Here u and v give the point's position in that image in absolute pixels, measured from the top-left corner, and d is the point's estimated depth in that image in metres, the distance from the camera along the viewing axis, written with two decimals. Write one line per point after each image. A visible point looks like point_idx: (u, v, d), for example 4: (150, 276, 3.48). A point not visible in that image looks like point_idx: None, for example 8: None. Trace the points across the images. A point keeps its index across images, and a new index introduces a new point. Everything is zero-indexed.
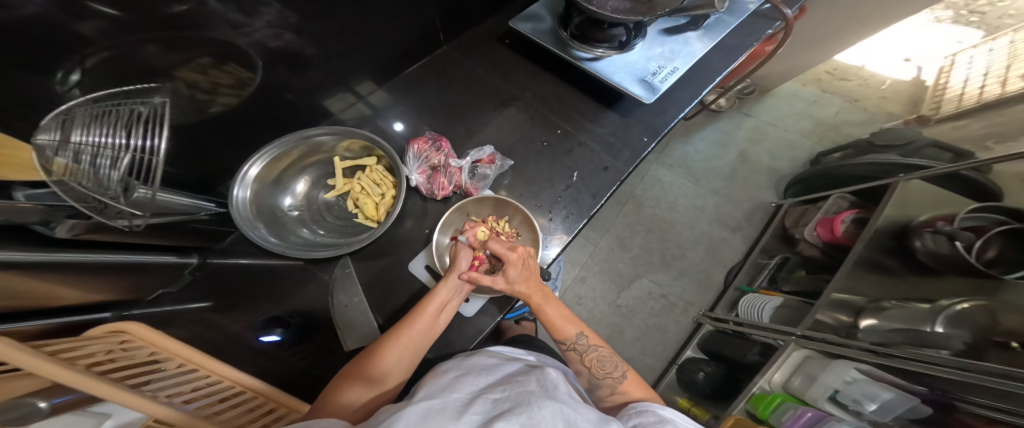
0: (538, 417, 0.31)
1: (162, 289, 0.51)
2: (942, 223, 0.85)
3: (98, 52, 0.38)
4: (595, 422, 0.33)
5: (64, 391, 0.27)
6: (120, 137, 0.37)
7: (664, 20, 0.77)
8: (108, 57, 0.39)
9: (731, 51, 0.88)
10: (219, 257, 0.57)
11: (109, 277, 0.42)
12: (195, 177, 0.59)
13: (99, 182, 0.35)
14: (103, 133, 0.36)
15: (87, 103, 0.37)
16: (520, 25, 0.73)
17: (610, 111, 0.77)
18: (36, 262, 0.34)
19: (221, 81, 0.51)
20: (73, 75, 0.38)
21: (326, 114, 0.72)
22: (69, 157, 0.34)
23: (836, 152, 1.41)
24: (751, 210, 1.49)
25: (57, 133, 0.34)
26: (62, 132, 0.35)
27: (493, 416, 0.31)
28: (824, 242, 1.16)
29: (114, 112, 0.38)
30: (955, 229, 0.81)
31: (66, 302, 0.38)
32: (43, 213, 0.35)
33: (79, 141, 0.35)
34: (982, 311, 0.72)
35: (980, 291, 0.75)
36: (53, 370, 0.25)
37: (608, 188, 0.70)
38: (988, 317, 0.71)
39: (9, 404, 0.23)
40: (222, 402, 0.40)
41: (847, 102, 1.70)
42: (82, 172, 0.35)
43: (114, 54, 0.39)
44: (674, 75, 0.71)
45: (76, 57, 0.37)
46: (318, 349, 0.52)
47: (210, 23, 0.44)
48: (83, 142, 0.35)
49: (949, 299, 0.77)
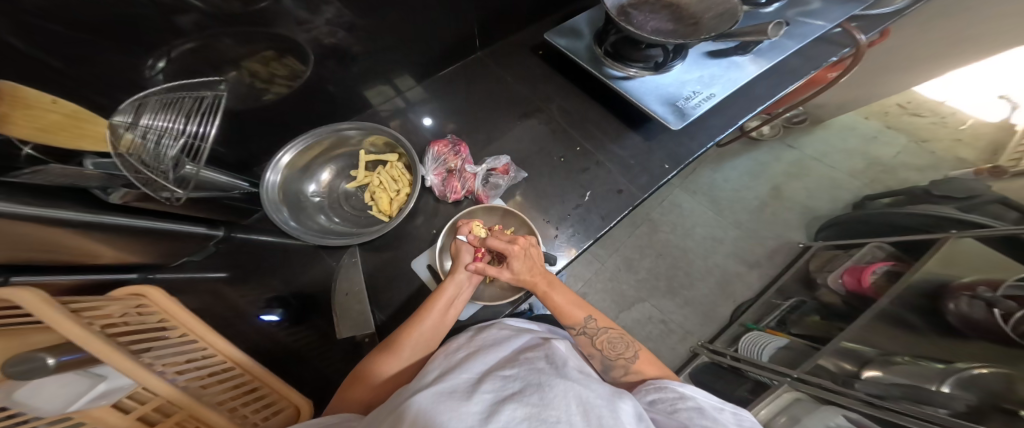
0: (550, 396, 0.31)
1: (187, 257, 0.53)
2: (983, 289, 0.77)
3: (184, 43, 0.46)
4: (607, 397, 0.34)
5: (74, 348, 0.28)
6: (180, 124, 0.44)
7: (710, 44, 0.75)
8: (194, 47, 0.47)
9: (785, 77, 0.83)
10: (243, 232, 0.61)
11: (141, 240, 0.46)
12: (238, 158, 0.63)
13: (155, 157, 0.41)
14: (168, 119, 0.43)
15: (162, 93, 0.44)
16: (554, 39, 0.74)
17: (633, 132, 0.76)
18: (85, 222, 0.39)
19: (278, 72, 0.58)
20: (161, 63, 0.46)
21: (366, 105, 0.75)
22: (135, 134, 0.41)
23: (885, 197, 1.31)
24: (774, 249, 1.43)
25: (130, 116, 0.41)
26: (136, 115, 0.42)
27: (504, 396, 0.32)
28: (848, 291, 1.08)
29: (180, 101, 0.45)
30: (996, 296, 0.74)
31: (105, 261, 0.43)
32: (102, 179, 0.40)
33: (146, 125, 0.42)
34: (1000, 378, 0.67)
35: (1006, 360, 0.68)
36: (66, 327, 0.27)
37: (620, 212, 0.68)
38: (1005, 384, 0.66)
39: (19, 357, 0.24)
40: (212, 376, 0.42)
41: (914, 142, 1.57)
42: (141, 148, 0.40)
43: (197, 45, 0.47)
44: (709, 101, 0.68)
45: (166, 48, 0.45)
46: (314, 331, 0.56)
47: (279, 21, 0.51)
48: (151, 125, 0.42)
49: (966, 362, 0.73)
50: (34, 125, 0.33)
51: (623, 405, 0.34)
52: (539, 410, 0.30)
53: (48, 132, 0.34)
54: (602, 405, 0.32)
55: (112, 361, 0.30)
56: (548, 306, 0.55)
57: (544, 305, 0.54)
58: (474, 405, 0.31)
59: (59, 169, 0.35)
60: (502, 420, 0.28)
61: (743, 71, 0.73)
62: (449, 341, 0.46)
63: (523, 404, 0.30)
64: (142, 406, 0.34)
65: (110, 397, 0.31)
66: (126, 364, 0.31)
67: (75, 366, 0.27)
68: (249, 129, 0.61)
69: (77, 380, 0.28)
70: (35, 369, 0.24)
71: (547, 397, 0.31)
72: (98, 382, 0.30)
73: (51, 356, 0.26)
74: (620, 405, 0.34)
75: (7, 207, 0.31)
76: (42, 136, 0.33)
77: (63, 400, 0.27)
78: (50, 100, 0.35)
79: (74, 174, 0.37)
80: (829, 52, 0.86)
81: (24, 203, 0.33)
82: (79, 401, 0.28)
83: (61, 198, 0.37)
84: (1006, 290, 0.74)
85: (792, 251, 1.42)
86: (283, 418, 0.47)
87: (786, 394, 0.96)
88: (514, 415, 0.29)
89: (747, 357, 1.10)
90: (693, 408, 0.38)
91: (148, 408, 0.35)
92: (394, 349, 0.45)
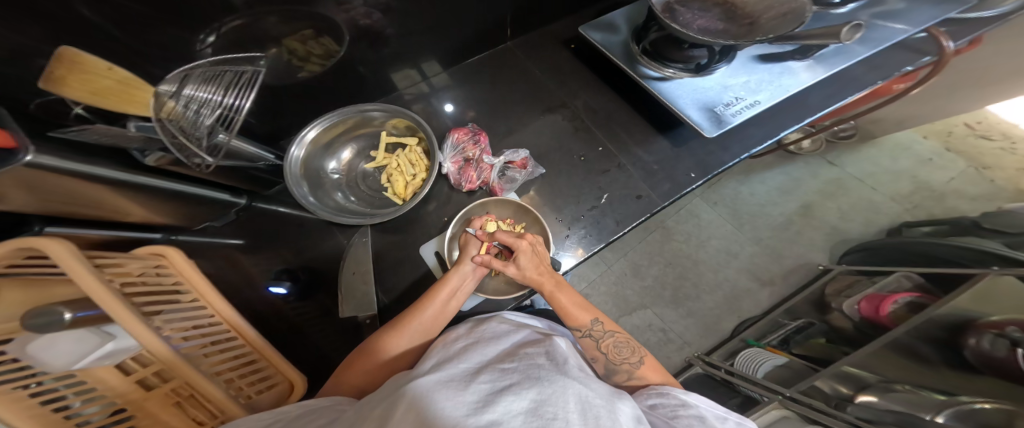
0: (549, 392, 0.30)
1: (209, 222, 0.60)
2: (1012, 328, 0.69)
3: (234, 19, 0.46)
4: (606, 397, 0.33)
5: (91, 307, 0.33)
6: (220, 96, 0.43)
7: (762, 47, 0.69)
8: (240, 25, 0.47)
9: (843, 86, 0.76)
10: (263, 201, 0.64)
11: (172, 202, 0.49)
12: (266, 131, 0.64)
13: (191, 125, 0.40)
14: (209, 91, 0.42)
15: (207, 65, 0.44)
16: (589, 33, 0.69)
17: (661, 137, 0.72)
18: (121, 180, 0.40)
19: (315, 51, 0.57)
20: (211, 38, 0.46)
21: (392, 88, 0.74)
22: (179, 102, 0.40)
23: (927, 226, 1.22)
24: (791, 269, 1.39)
25: (174, 85, 0.41)
26: (179, 84, 0.42)
27: (501, 388, 0.31)
28: (863, 318, 1.03)
29: (224, 75, 0.45)
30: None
31: (133, 217, 0.47)
32: (143, 141, 0.40)
33: (189, 94, 0.41)
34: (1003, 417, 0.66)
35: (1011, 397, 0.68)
36: (91, 288, 0.31)
37: (636, 218, 0.66)
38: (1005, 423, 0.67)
39: (42, 309, 0.28)
40: (214, 345, 0.46)
41: (973, 167, 1.44)
42: (181, 116, 0.40)
43: (245, 21, 0.47)
44: (753, 109, 0.63)
45: (216, 23, 0.45)
46: (318, 307, 0.60)
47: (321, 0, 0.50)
48: (190, 95, 0.41)
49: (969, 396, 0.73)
50: (87, 88, 0.34)
51: (621, 406, 0.33)
52: (535, 405, 0.29)
53: (99, 97, 0.35)
54: (602, 404, 0.31)
55: (123, 321, 0.33)
56: (555, 307, 0.54)
57: (550, 306, 0.54)
58: (470, 394, 0.30)
59: (104, 128, 0.37)
60: (498, 411, 0.28)
61: (796, 77, 0.66)
62: (447, 330, 0.46)
63: (520, 397, 0.29)
64: (142, 369, 0.38)
65: (115, 357, 0.34)
66: (140, 330, 0.35)
67: (91, 323, 0.32)
68: (281, 105, 0.61)
69: (89, 337, 0.32)
70: (52, 322, 0.29)
71: (547, 391, 0.30)
72: (105, 341, 0.33)
73: (68, 311, 0.30)
74: (619, 406, 0.33)
75: (56, 162, 0.33)
76: (93, 99, 0.34)
77: (72, 355, 0.31)
78: (105, 67, 0.36)
79: (117, 134, 0.38)
80: (904, 61, 0.78)
81: (72, 157, 0.35)
82: (83, 360, 0.31)
83: (104, 157, 0.39)
84: None
85: (810, 272, 1.37)
86: (278, 392, 0.51)
87: (774, 411, 0.98)
88: (510, 408, 0.28)
89: (741, 371, 1.09)
90: (693, 416, 0.38)
91: (147, 371, 0.38)
92: (392, 339, 0.47)
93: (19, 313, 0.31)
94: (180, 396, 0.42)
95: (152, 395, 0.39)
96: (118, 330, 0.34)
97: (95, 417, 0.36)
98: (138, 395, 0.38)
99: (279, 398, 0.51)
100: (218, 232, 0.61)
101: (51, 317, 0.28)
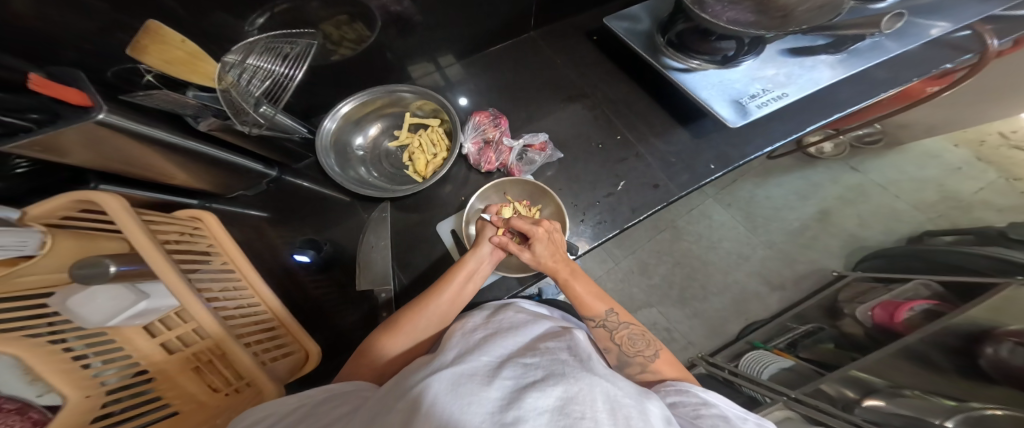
0: (576, 389, 0.29)
1: (242, 191, 0.63)
2: None
3: (281, 3, 0.49)
4: (634, 397, 0.31)
5: (133, 263, 0.35)
6: (276, 66, 0.48)
7: (794, 38, 0.68)
8: (287, 9, 0.50)
9: (874, 84, 0.74)
10: (292, 175, 0.67)
11: (212, 170, 0.52)
12: (302, 109, 0.66)
13: (244, 92, 0.45)
14: (268, 62, 0.48)
15: (265, 39, 0.49)
16: (613, 23, 0.69)
17: (681, 127, 0.72)
18: (170, 143, 0.43)
19: (347, 36, 0.59)
20: (261, 19, 0.49)
21: (407, 79, 0.75)
22: (236, 73, 0.45)
23: (950, 235, 1.19)
24: (804, 274, 1.37)
25: (239, 56, 0.47)
26: (242, 56, 0.47)
27: (524, 384, 0.30)
28: (876, 324, 1.01)
29: (279, 49, 0.49)
30: None
31: (177, 181, 0.50)
32: (197, 109, 0.43)
33: (250, 63, 0.46)
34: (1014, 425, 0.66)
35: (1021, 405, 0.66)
36: (137, 238, 0.35)
37: (652, 207, 0.66)
38: None
39: (86, 261, 0.31)
40: (238, 310, 0.47)
41: (1005, 178, 1.38)
42: (237, 84, 0.44)
43: (292, 5, 0.50)
44: (779, 101, 0.62)
45: (271, 4, 0.49)
46: (335, 282, 0.61)
47: None
48: (251, 65, 0.46)
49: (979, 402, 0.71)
50: (162, 57, 0.40)
51: (651, 406, 0.32)
52: (563, 403, 0.28)
53: (170, 65, 0.40)
54: (632, 404, 0.30)
55: (161, 271, 0.36)
56: (568, 295, 0.56)
57: (564, 293, 0.55)
58: (494, 390, 0.29)
59: (165, 95, 0.39)
60: (524, 407, 0.27)
61: (823, 72, 0.65)
62: (462, 318, 0.47)
63: (546, 394, 0.28)
64: (168, 331, 0.39)
65: (145, 317, 0.36)
66: (177, 285, 0.37)
67: (129, 278, 0.34)
68: (314, 86, 0.64)
69: (125, 294, 0.34)
70: (99, 274, 0.31)
71: (572, 390, 0.29)
72: (139, 300, 0.34)
73: (113, 264, 0.32)
74: (649, 406, 0.31)
75: (120, 121, 0.36)
76: (165, 67, 0.40)
77: (107, 311, 0.33)
78: (179, 40, 0.41)
79: (176, 101, 0.41)
80: (943, 58, 0.75)
81: (131, 118, 0.37)
82: (117, 317, 0.34)
83: (156, 117, 0.41)
84: None
85: (824, 278, 1.35)
86: (292, 360, 0.50)
87: (777, 412, 0.96)
88: (537, 405, 0.27)
89: (745, 373, 1.09)
90: (716, 416, 0.37)
91: (173, 334, 0.39)
92: (409, 319, 0.47)
93: (65, 265, 0.34)
94: (200, 361, 0.42)
95: (172, 358, 0.40)
96: (153, 289, 0.36)
97: (112, 378, 0.36)
98: (161, 358, 0.39)
99: (293, 368, 0.51)
100: (246, 202, 0.64)
101: (98, 268, 0.31)
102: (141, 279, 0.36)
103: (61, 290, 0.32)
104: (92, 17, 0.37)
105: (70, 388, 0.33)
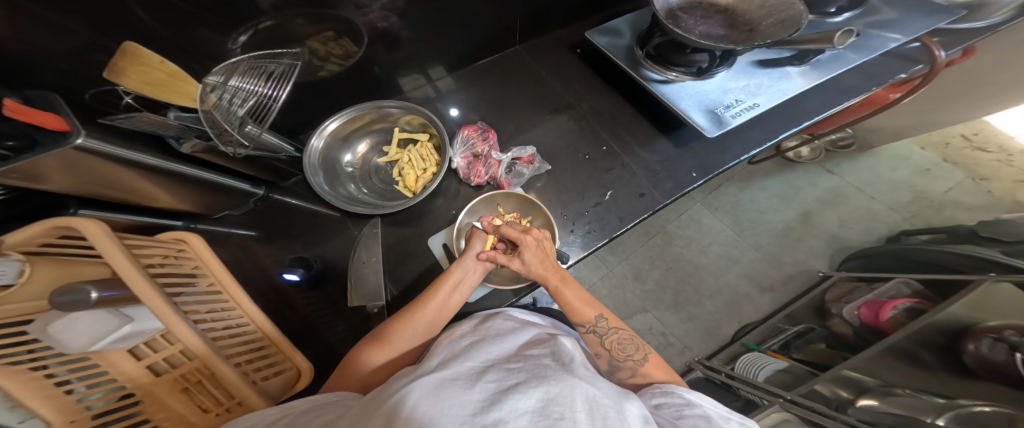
0: (556, 390, 0.30)
1: (228, 210, 0.62)
2: (1010, 333, 0.71)
3: (265, 20, 0.49)
4: (613, 397, 0.32)
5: (115, 287, 0.34)
6: (259, 87, 0.49)
7: (762, 52, 0.72)
8: (272, 26, 0.50)
9: (840, 92, 0.78)
10: (279, 193, 0.66)
11: (197, 190, 0.51)
12: (289, 125, 0.66)
13: (226, 113, 0.44)
14: (251, 82, 0.48)
15: (249, 58, 0.49)
16: (595, 37, 0.72)
17: (664, 138, 0.74)
18: (154, 167, 0.43)
19: (334, 52, 0.59)
20: (242, 37, 0.49)
21: (399, 92, 0.76)
22: (218, 93, 0.44)
23: (925, 234, 1.24)
24: (791, 275, 1.40)
25: (221, 77, 0.46)
26: (224, 76, 0.46)
27: (505, 386, 0.31)
28: (864, 324, 1.03)
29: (262, 68, 0.50)
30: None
31: (160, 204, 0.49)
32: (178, 129, 0.43)
33: (234, 85, 0.46)
34: None
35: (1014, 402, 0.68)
36: (116, 260, 0.33)
37: (639, 215, 0.68)
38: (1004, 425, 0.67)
39: (65, 289, 0.29)
40: (226, 330, 0.46)
41: (969, 179, 1.45)
42: (221, 106, 0.44)
43: (275, 23, 0.50)
44: (752, 111, 0.65)
45: (255, 21, 0.48)
46: (325, 299, 0.60)
47: (341, 3, 0.53)
48: (237, 86, 0.46)
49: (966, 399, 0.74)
50: (142, 79, 0.39)
51: (629, 405, 0.33)
52: (543, 404, 0.28)
53: (151, 87, 0.40)
54: (609, 404, 0.30)
55: (145, 295, 0.34)
56: (559, 303, 0.55)
57: (555, 300, 0.55)
58: (476, 393, 0.30)
59: (147, 116, 0.39)
60: (505, 409, 0.27)
61: (793, 82, 0.69)
62: (451, 328, 0.47)
63: (527, 396, 0.29)
64: (154, 354, 0.38)
65: (130, 340, 0.35)
66: (161, 309, 0.36)
67: (112, 304, 0.33)
68: (302, 102, 0.64)
69: (108, 318, 0.32)
70: (80, 300, 0.30)
71: (553, 391, 0.30)
72: (123, 324, 0.33)
73: (95, 290, 0.31)
74: (626, 405, 0.32)
75: (97, 145, 0.35)
76: (145, 89, 0.39)
77: (89, 336, 0.32)
78: (158, 60, 0.41)
79: (158, 122, 0.40)
80: (897, 69, 0.80)
81: (110, 143, 0.37)
82: (102, 341, 0.32)
83: (139, 141, 0.41)
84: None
85: (811, 279, 1.38)
86: (284, 378, 0.50)
87: (774, 414, 0.97)
88: (518, 407, 0.28)
89: (741, 375, 1.09)
90: (699, 416, 0.38)
91: (159, 356, 0.38)
92: (398, 330, 0.47)
93: (46, 291, 0.32)
94: (188, 382, 0.41)
95: (159, 381, 0.38)
96: (137, 313, 0.35)
97: (97, 403, 0.35)
98: (148, 380, 0.38)
99: (286, 385, 0.50)
100: (232, 221, 0.63)
101: (79, 295, 0.29)
102: (126, 303, 0.35)
103: (40, 317, 0.30)
104: (77, 36, 0.37)
105: (56, 415, 0.31)
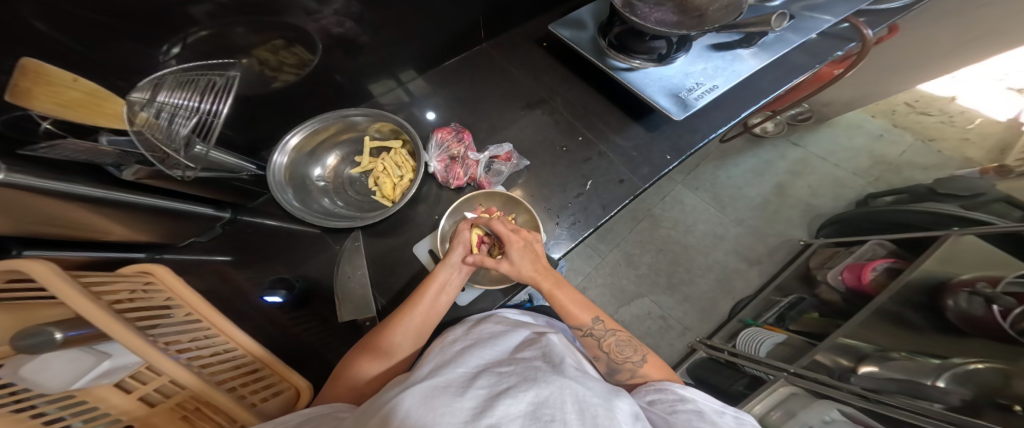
0: (546, 392, 0.29)
1: (195, 237, 0.58)
2: (981, 283, 0.75)
3: (201, 30, 0.48)
4: (603, 395, 0.31)
5: (82, 324, 0.29)
6: (195, 102, 0.45)
7: (714, 36, 0.76)
8: (208, 35, 0.49)
9: (788, 69, 0.83)
10: (249, 215, 0.64)
11: (153, 219, 0.48)
12: (248, 140, 0.65)
13: (167, 135, 0.42)
14: (183, 97, 0.45)
15: (177, 72, 0.47)
16: (559, 30, 0.75)
17: (635, 124, 0.76)
18: (95, 196, 0.40)
19: (287, 61, 0.59)
20: (175, 49, 0.48)
21: (370, 97, 0.77)
22: (151, 112, 0.43)
23: (889, 195, 1.30)
24: (775, 247, 1.43)
25: (147, 93, 0.44)
26: (152, 92, 0.44)
27: (497, 391, 0.29)
28: (848, 287, 1.06)
29: (195, 79, 0.47)
30: (995, 292, 0.71)
31: (116, 236, 0.46)
32: (117, 156, 0.41)
33: (162, 101, 0.44)
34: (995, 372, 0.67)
35: (1000, 355, 0.67)
36: (83, 305, 0.28)
37: (620, 201, 0.69)
38: (1000, 380, 0.65)
39: (29, 330, 0.25)
40: (213, 358, 0.43)
41: (920, 141, 1.56)
42: (157, 126, 0.42)
43: (211, 33, 0.49)
44: (712, 92, 0.68)
45: (181, 35, 0.47)
46: (313, 317, 0.57)
47: (289, 10, 0.53)
48: (165, 102, 0.44)
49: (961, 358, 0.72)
50: (55, 101, 0.35)
51: (620, 403, 0.32)
52: (533, 407, 0.27)
53: (68, 109, 0.36)
54: (598, 403, 0.29)
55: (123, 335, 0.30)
56: (554, 305, 0.54)
57: (549, 304, 0.54)
58: (467, 401, 0.28)
59: (75, 144, 0.37)
60: (496, 415, 0.26)
61: (744, 64, 0.72)
62: (443, 333, 0.45)
63: (517, 400, 0.28)
64: (143, 387, 0.35)
65: (112, 376, 0.31)
66: (138, 346, 0.32)
67: (80, 342, 0.29)
68: (260, 112, 0.63)
69: (81, 355, 0.29)
70: (45, 342, 0.26)
71: (543, 393, 0.28)
72: (102, 360, 0.30)
73: (60, 330, 0.27)
74: (616, 403, 0.31)
75: (24, 179, 0.32)
76: (62, 112, 0.35)
77: (66, 378, 0.28)
78: (71, 79, 0.37)
79: (90, 149, 0.38)
80: (834, 47, 0.86)
81: (42, 177, 0.34)
82: (82, 379, 0.29)
83: (76, 173, 0.39)
84: (1006, 286, 0.71)
85: (793, 248, 1.42)
86: (283, 398, 0.48)
87: (782, 389, 0.94)
88: (508, 412, 0.27)
89: (743, 351, 1.09)
90: (691, 411, 0.37)
91: (149, 388, 0.35)
92: (388, 335, 0.45)
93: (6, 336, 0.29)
94: (185, 410, 0.40)
95: (155, 411, 0.36)
96: (114, 348, 0.32)
97: None
98: (143, 412, 0.35)
99: (285, 405, 0.49)
100: (201, 248, 0.60)
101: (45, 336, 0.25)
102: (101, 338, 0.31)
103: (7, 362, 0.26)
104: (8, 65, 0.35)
105: None
